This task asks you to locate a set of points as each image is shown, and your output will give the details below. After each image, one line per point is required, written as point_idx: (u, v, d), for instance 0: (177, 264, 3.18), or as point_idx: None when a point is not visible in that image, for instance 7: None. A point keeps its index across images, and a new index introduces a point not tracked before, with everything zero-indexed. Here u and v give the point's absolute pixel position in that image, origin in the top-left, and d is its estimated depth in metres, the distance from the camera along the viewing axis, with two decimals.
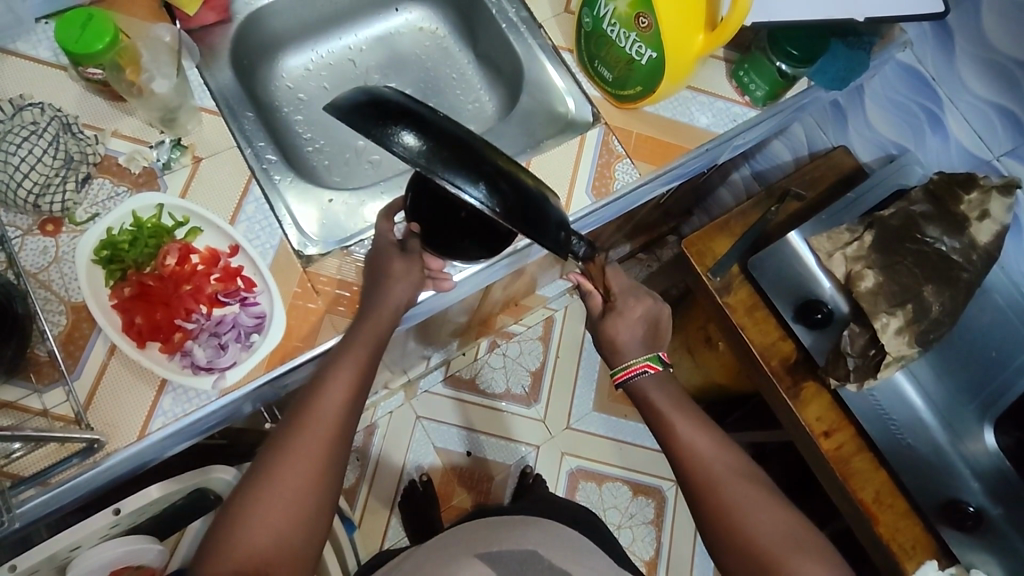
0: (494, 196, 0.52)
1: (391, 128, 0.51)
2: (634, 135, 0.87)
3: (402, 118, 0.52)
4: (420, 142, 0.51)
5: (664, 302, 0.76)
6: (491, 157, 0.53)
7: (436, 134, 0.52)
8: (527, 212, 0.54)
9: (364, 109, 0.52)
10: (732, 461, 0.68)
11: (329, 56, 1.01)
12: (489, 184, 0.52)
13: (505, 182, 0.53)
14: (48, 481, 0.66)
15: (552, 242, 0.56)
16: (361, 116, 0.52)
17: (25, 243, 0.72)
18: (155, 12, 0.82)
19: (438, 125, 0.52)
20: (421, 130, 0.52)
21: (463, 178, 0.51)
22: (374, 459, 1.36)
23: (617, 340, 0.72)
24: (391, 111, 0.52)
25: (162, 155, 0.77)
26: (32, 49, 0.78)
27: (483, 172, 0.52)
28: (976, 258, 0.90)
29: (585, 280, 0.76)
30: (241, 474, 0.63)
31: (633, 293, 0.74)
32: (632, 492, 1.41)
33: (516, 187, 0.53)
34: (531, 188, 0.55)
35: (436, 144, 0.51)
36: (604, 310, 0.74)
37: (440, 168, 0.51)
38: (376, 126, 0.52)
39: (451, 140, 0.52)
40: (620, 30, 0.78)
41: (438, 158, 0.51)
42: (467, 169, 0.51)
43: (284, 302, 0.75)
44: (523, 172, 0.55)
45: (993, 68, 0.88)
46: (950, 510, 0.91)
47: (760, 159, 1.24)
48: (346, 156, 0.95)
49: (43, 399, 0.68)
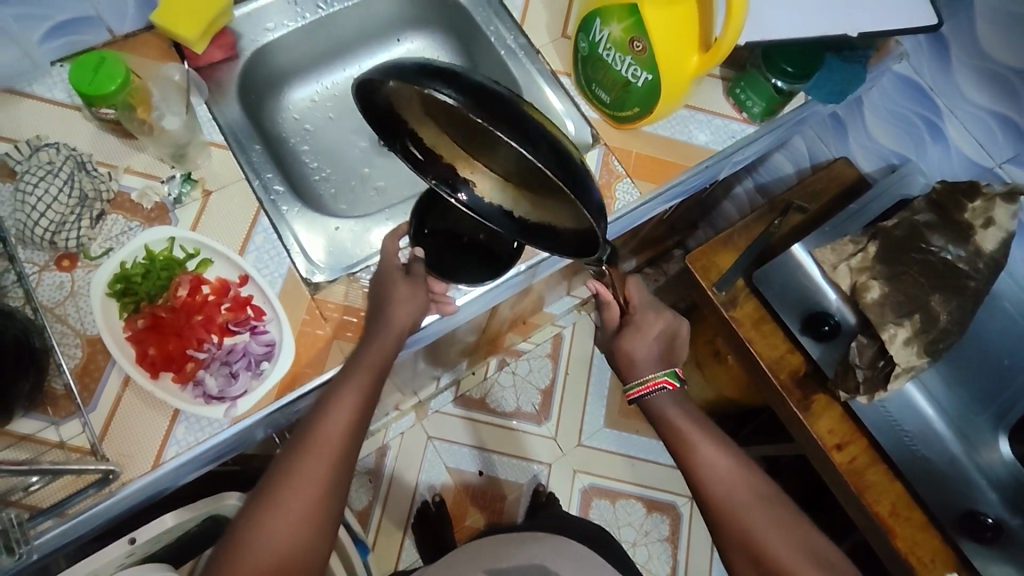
0: (542, 149, 0.54)
1: (435, 83, 0.53)
2: (634, 155, 0.88)
3: (453, 75, 0.54)
4: (470, 94, 0.53)
5: (681, 318, 0.78)
6: (538, 119, 0.55)
7: (486, 90, 0.54)
8: (572, 172, 0.55)
9: (401, 68, 0.55)
10: (745, 478, 0.68)
11: (333, 87, 1.03)
12: (535, 143, 0.54)
13: (552, 143, 0.55)
14: (65, 513, 0.68)
15: (574, 243, 0.63)
16: (415, 71, 0.54)
17: (42, 279, 0.74)
18: (164, 51, 0.84)
19: (488, 86, 0.55)
20: (471, 86, 0.54)
21: (511, 129, 0.53)
22: (387, 479, 1.37)
23: (634, 356, 0.72)
24: (443, 71, 0.54)
25: (173, 190, 0.79)
26: (47, 91, 0.81)
27: (528, 127, 0.54)
28: (982, 266, 0.89)
29: (604, 289, 0.75)
30: (247, 497, 0.64)
31: (652, 307, 0.76)
32: (647, 509, 1.40)
33: (563, 149, 0.55)
34: (575, 154, 0.57)
35: (487, 97, 0.53)
36: (621, 324, 0.75)
37: (490, 118, 0.53)
38: (428, 81, 0.53)
39: (499, 97, 0.54)
40: (616, 54, 0.79)
41: (487, 109, 0.53)
42: (514, 122, 0.53)
43: (293, 330, 0.76)
44: (568, 143, 0.57)
45: (991, 78, 0.88)
46: (967, 521, 0.90)
47: (763, 172, 1.26)
48: (352, 184, 0.98)
49: (60, 431, 0.70)
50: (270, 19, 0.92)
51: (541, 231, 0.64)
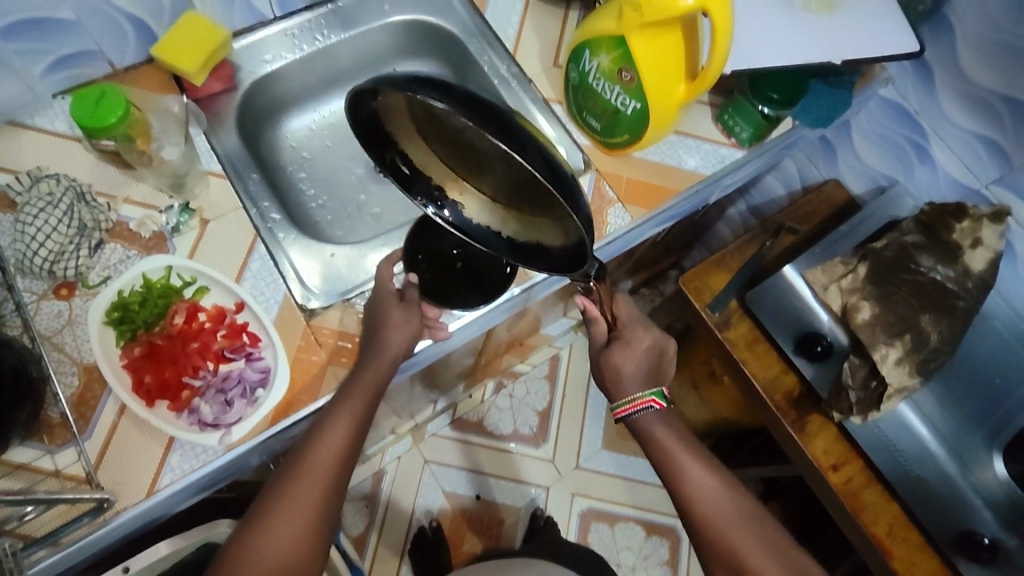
0: (529, 155, 0.55)
1: (425, 92, 0.55)
2: (625, 180, 0.90)
3: (440, 87, 0.56)
4: (456, 102, 0.54)
5: (669, 336, 0.78)
6: (525, 130, 0.57)
7: (472, 100, 0.55)
8: (558, 179, 0.56)
9: (393, 77, 0.57)
10: (737, 503, 0.68)
11: (330, 116, 1.05)
12: (523, 150, 0.55)
13: (539, 152, 0.56)
14: (59, 542, 0.68)
15: (563, 259, 0.64)
16: (406, 81, 0.56)
17: (40, 308, 0.75)
18: (164, 83, 0.86)
19: (474, 97, 0.56)
20: (458, 97, 0.55)
21: (499, 135, 0.54)
22: (384, 504, 1.36)
23: (621, 371, 0.73)
24: (433, 83, 0.56)
25: (171, 219, 0.80)
26: (49, 123, 0.83)
27: (517, 135, 0.55)
28: (971, 286, 0.90)
29: (591, 305, 0.75)
30: (237, 523, 0.64)
31: (640, 323, 0.76)
32: (646, 533, 1.40)
33: (548, 157, 0.56)
34: (564, 167, 0.58)
35: (474, 107, 0.55)
36: (608, 339, 0.75)
37: (478, 123, 0.54)
38: (417, 89, 0.55)
39: (487, 108, 0.55)
40: (605, 83, 0.81)
41: (474, 116, 0.54)
42: (503, 130, 0.55)
43: (288, 356, 0.77)
44: (556, 155, 0.59)
45: (976, 103, 0.89)
46: (964, 541, 0.90)
47: (755, 194, 1.29)
48: (348, 211, 0.99)
49: (56, 460, 0.70)
50: (268, 51, 0.94)
51: (528, 248, 0.65)
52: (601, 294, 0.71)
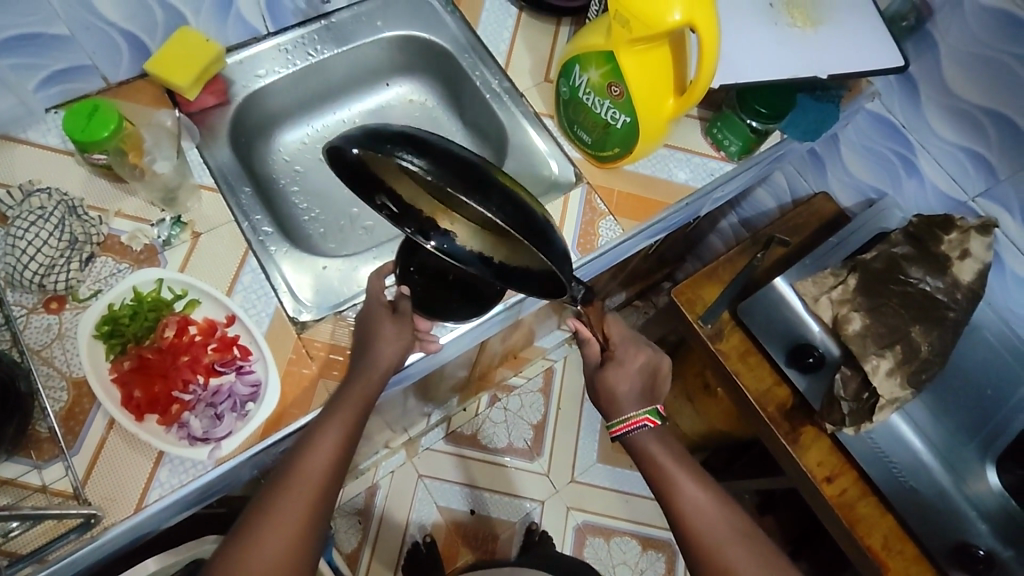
0: (498, 209, 0.56)
1: (394, 152, 0.55)
2: (616, 193, 0.90)
3: (409, 144, 0.56)
4: (425, 163, 0.55)
5: (663, 353, 0.78)
6: (496, 178, 0.57)
7: (440, 156, 0.56)
8: (530, 225, 0.57)
9: (367, 132, 0.57)
10: (728, 515, 0.68)
11: (324, 129, 1.05)
12: (493, 202, 0.56)
13: (508, 200, 0.56)
14: (45, 559, 0.67)
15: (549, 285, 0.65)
16: (374, 138, 0.56)
17: (30, 321, 0.74)
18: (157, 98, 0.87)
19: (441, 150, 0.56)
20: (426, 155, 0.56)
21: (468, 192, 0.55)
22: (377, 519, 1.35)
23: (616, 389, 0.73)
24: (402, 138, 0.56)
25: (163, 232, 0.80)
26: (42, 137, 0.83)
27: (487, 187, 0.56)
28: (961, 297, 0.91)
29: (582, 326, 0.78)
30: (224, 538, 0.63)
31: (633, 342, 0.76)
32: (642, 547, 1.39)
33: (519, 205, 0.57)
34: (537, 213, 0.58)
35: (442, 164, 0.55)
36: (602, 359, 0.76)
37: (447, 183, 0.55)
38: (386, 148, 0.55)
39: (456, 162, 0.56)
40: (596, 98, 0.82)
41: (442, 175, 0.55)
42: (472, 185, 0.55)
43: (278, 369, 0.77)
44: (528, 196, 0.59)
45: (961, 116, 0.91)
46: (959, 553, 0.89)
47: (746, 207, 1.30)
48: (341, 224, 0.99)
49: (43, 475, 0.69)
50: (262, 66, 0.95)
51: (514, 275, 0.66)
52: (592, 316, 0.74)
